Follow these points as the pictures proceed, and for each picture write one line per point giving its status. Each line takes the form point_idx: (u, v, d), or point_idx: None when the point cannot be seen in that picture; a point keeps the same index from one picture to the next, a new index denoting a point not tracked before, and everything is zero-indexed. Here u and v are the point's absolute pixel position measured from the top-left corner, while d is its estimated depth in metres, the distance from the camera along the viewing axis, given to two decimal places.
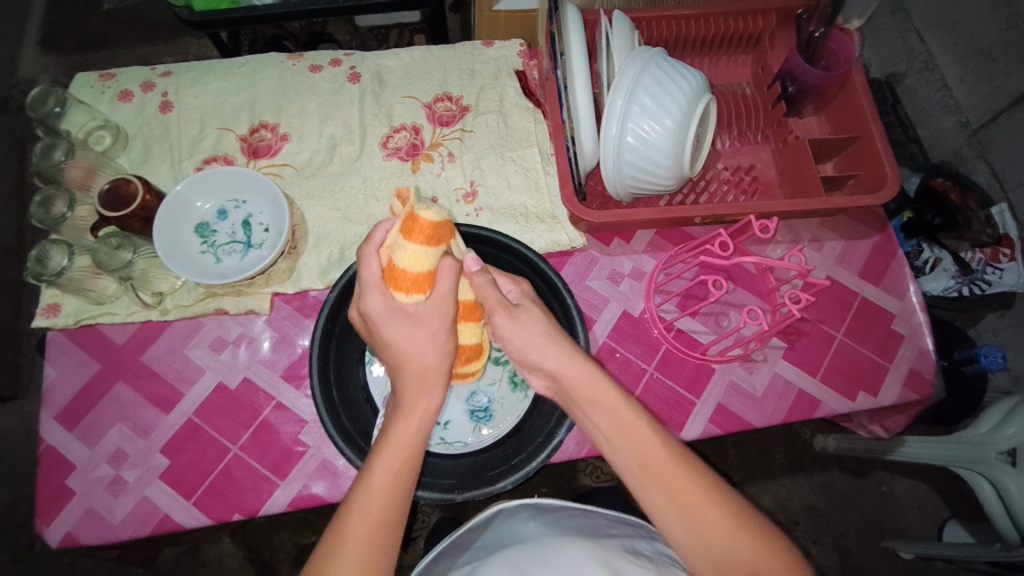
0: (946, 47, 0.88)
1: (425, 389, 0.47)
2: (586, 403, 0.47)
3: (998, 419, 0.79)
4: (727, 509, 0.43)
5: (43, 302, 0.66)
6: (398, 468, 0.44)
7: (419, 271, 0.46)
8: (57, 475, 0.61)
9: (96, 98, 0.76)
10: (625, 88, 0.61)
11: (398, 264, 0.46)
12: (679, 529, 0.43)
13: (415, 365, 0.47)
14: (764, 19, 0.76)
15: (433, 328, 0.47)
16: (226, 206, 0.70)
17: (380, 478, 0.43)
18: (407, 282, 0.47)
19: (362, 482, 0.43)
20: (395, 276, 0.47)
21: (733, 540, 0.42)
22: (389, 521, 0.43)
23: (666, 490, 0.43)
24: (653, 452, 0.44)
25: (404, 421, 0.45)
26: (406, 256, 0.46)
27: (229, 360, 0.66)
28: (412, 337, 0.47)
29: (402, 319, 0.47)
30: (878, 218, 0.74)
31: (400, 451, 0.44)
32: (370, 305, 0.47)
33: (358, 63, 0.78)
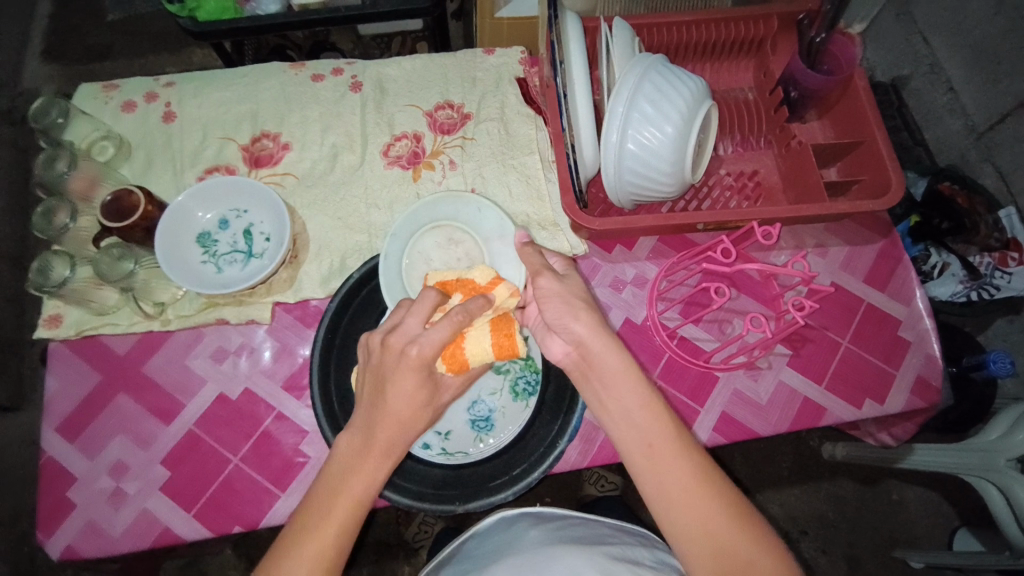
0: (951, 50, 0.87)
1: (393, 451, 0.45)
2: (612, 378, 0.47)
3: (1008, 426, 0.77)
4: (731, 500, 0.43)
5: (45, 313, 0.67)
6: (346, 530, 0.43)
7: (469, 360, 0.52)
8: (57, 487, 0.61)
9: (99, 109, 0.76)
10: (625, 94, 0.61)
11: (467, 352, 0.51)
12: (681, 514, 0.42)
13: (391, 424, 0.45)
14: (766, 23, 0.75)
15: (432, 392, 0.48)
16: (227, 216, 0.70)
17: (330, 541, 0.42)
18: (454, 362, 0.51)
19: (311, 540, 0.41)
20: (458, 357, 0.51)
21: (732, 528, 0.41)
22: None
23: (675, 473, 0.43)
24: (662, 435, 0.44)
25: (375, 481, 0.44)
26: (477, 353, 0.52)
27: (230, 370, 0.66)
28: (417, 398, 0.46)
29: (414, 374, 0.46)
30: (883, 223, 0.73)
31: (353, 513, 0.43)
32: (422, 349, 0.46)
33: (359, 72, 0.78)
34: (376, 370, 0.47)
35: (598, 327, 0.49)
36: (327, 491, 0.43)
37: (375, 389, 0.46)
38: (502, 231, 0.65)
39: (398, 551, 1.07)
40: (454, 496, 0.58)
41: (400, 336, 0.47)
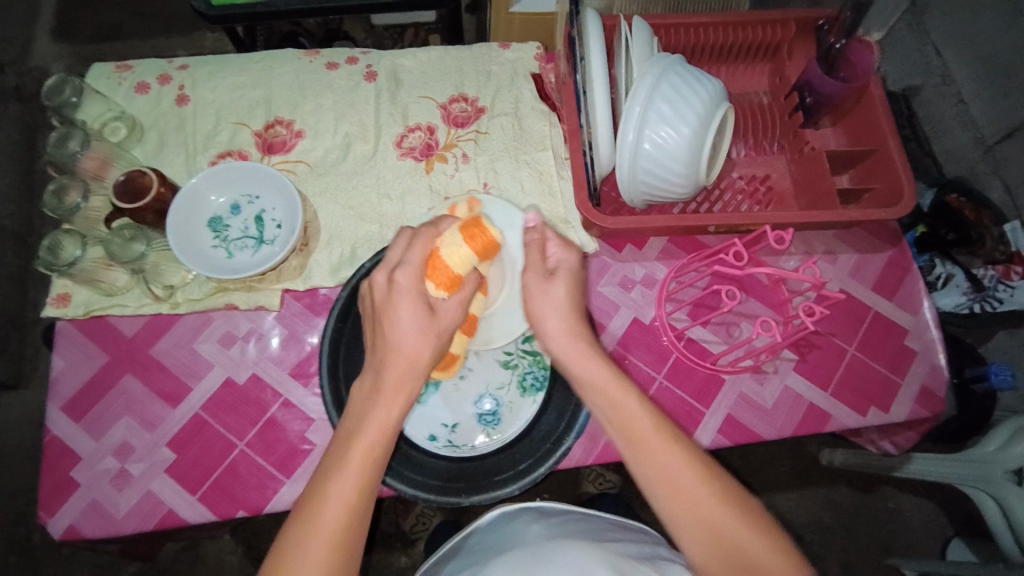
0: (963, 62, 0.88)
1: (407, 386, 0.47)
2: (587, 383, 0.50)
3: (1007, 437, 0.78)
4: (713, 486, 0.44)
5: (53, 293, 0.66)
6: (371, 471, 0.43)
7: (455, 271, 0.51)
8: (62, 466, 0.61)
9: (112, 89, 0.75)
10: (642, 94, 0.61)
11: (444, 257, 0.51)
12: (674, 503, 0.44)
13: (401, 357, 0.47)
14: (784, 28, 0.75)
15: (437, 322, 0.49)
16: (239, 201, 0.69)
17: (353, 479, 0.42)
18: (443, 278, 0.51)
19: (332, 483, 0.42)
20: (435, 265, 0.51)
21: (716, 514, 0.43)
22: (355, 525, 0.42)
23: (655, 464, 0.45)
24: (646, 427, 0.46)
25: (385, 413, 0.45)
26: (454, 254, 0.52)
27: (238, 356, 0.66)
28: (416, 324, 0.48)
29: (407, 303, 0.48)
30: (892, 232, 0.74)
31: (372, 452, 0.44)
32: (404, 275, 0.49)
33: (375, 62, 0.78)
34: (379, 311, 0.49)
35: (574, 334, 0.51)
36: (345, 434, 0.45)
37: (380, 329, 0.48)
38: (511, 221, 0.66)
39: (394, 543, 1.07)
40: (460, 489, 0.57)
41: (382, 269, 0.50)
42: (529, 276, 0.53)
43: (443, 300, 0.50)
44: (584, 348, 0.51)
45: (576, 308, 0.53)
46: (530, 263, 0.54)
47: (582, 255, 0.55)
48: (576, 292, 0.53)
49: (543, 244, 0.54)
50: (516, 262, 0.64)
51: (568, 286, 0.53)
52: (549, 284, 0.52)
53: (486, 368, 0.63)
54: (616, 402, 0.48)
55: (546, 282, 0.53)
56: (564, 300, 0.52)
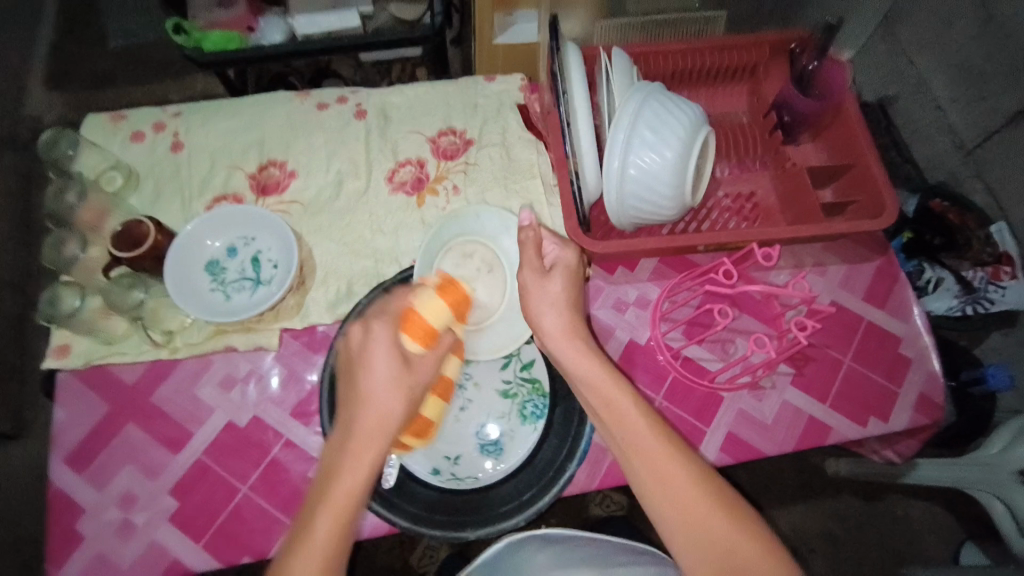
0: (938, 71, 0.90)
1: (375, 443, 0.46)
2: (584, 382, 0.51)
3: (1008, 440, 0.79)
4: (704, 486, 0.44)
5: (53, 344, 0.66)
6: (334, 540, 0.43)
7: (431, 324, 0.52)
8: (65, 520, 0.61)
9: (108, 139, 0.77)
10: (624, 122, 0.63)
11: (419, 312, 0.52)
12: (658, 502, 0.45)
13: (370, 419, 0.47)
14: (758, 50, 0.77)
15: (408, 377, 0.49)
16: (235, 244, 0.70)
17: (317, 551, 0.42)
18: (419, 331, 0.51)
19: (300, 555, 0.42)
20: (410, 319, 0.51)
21: (705, 512, 0.43)
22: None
23: (647, 463, 0.46)
24: (635, 423, 0.48)
25: (353, 469, 0.45)
26: (429, 308, 0.52)
27: (238, 398, 0.66)
28: (385, 386, 0.48)
29: (380, 356, 0.48)
30: (879, 242, 0.75)
31: (343, 508, 0.44)
32: (377, 330, 0.50)
33: (363, 100, 0.80)
34: (353, 364, 0.50)
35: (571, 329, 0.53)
36: (313, 500, 0.45)
37: (354, 387, 0.49)
38: (507, 226, 0.68)
39: None
40: (467, 522, 0.58)
41: (359, 322, 0.51)
42: (526, 273, 0.56)
43: (418, 354, 0.50)
44: (588, 345, 0.53)
45: (574, 304, 0.56)
46: (527, 259, 0.56)
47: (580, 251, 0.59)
48: (574, 286, 0.57)
49: (538, 241, 0.57)
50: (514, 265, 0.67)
51: (564, 280, 0.56)
52: (545, 280, 0.56)
53: (486, 398, 0.64)
54: (611, 403, 0.49)
55: (543, 279, 0.56)
56: (562, 296, 0.55)
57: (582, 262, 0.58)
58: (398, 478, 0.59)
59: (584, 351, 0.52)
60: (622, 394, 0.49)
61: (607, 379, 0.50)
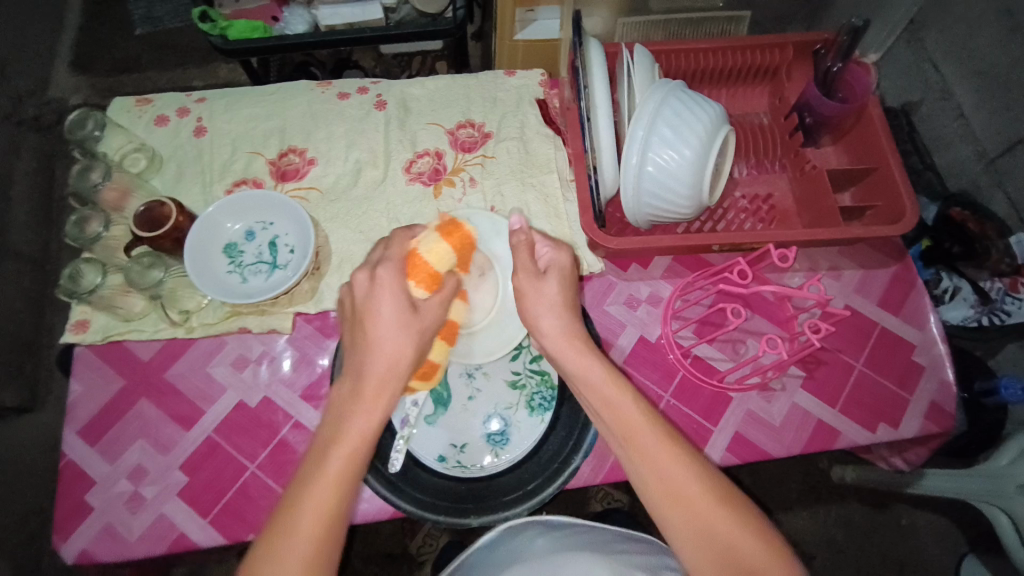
0: (963, 78, 0.89)
1: (387, 387, 0.48)
2: (582, 381, 0.51)
3: (1017, 453, 0.78)
4: (706, 484, 0.45)
5: (73, 318, 0.68)
6: (345, 476, 0.44)
7: (434, 268, 0.54)
8: (77, 490, 0.62)
9: (133, 122, 0.78)
10: (645, 118, 0.63)
11: (422, 255, 0.53)
12: (666, 505, 0.45)
13: (380, 363, 0.48)
14: (781, 51, 0.77)
15: (417, 320, 0.50)
16: (254, 228, 0.71)
17: (328, 486, 0.43)
18: (423, 276, 0.53)
19: (310, 493, 0.43)
20: (414, 264, 0.53)
21: (708, 509, 0.44)
22: (332, 534, 0.43)
23: (648, 460, 0.46)
24: (640, 426, 0.47)
25: (365, 412, 0.47)
26: (432, 252, 0.54)
27: (250, 379, 0.67)
28: (394, 330, 0.49)
29: (388, 301, 0.50)
30: (897, 248, 0.74)
31: (358, 447, 0.45)
32: (384, 273, 0.51)
33: (384, 91, 0.81)
34: (359, 312, 0.51)
35: (569, 330, 0.53)
36: (324, 441, 0.46)
37: (362, 333, 0.50)
38: (497, 229, 0.67)
39: (402, 564, 1.06)
40: (470, 509, 0.58)
41: (364, 267, 0.51)
42: (520, 277, 0.54)
43: (423, 298, 0.52)
44: (584, 346, 0.52)
45: (569, 305, 0.55)
46: (521, 263, 0.55)
47: (572, 253, 0.57)
48: (568, 289, 0.55)
49: (531, 244, 0.55)
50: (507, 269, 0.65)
51: (559, 282, 0.55)
52: (541, 283, 0.54)
53: (493, 388, 0.64)
54: (611, 401, 0.49)
55: (538, 281, 0.54)
56: (557, 297, 0.54)
57: (576, 265, 0.56)
58: (404, 463, 0.60)
59: (582, 355, 0.52)
60: (622, 393, 0.49)
61: (609, 381, 0.50)
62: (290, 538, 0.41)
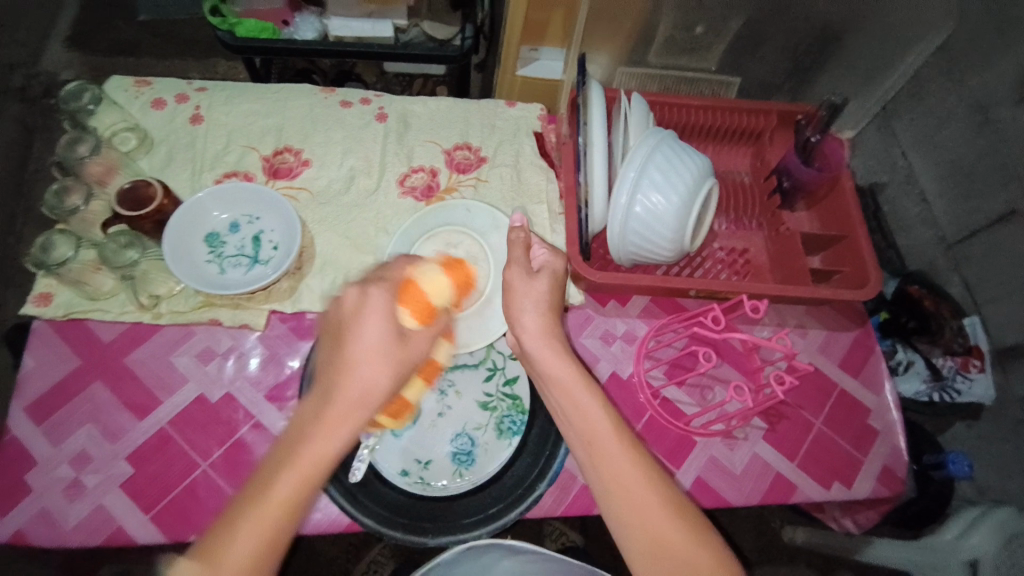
0: (927, 166, 0.96)
1: (355, 417, 0.43)
2: (553, 383, 0.52)
3: (962, 528, 0.81)
4: (667, 499, 0.45)
5: (35, 291, 0.66)
6: (290, 512, 0.39)
7: (430, 300, 0.52)
8: (16, 469, 0.58)
9: (129, 101, 0.78)
10: (637, 161, 0.66)
11: (420, 285, 0.52)
12: (610, 499, 0.46)
13: (354, 391, 0.44)
14: (766, 117, 0.82)
15: (401, 352, 0.47)
16: (239, 220, 0.71)
17: (264, 522, 0.38)
18: (417, 305, 0.50)
19: (247, 522, 0.38)
20: (411, 291, 0.50)
21: (667, 525, 0.44)
22: (260, 574, 0.38)
23: (610, 471, 0.46)
24: (598, 422, 0.48)
25: (326, 442, 0.42)
26: (430, 282, 0.53)
27: (214, 373, 0.65)
28: (373, 361, 0.45)
29: (374, 326, 0.46)
30: (859, 312, 0.78)
31: (310, 481, 0.40)
32: (376, 296, 0.48)
33: (386, 105, 0.82)
34: (341, 331, 0.47)
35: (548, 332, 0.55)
36: (276, 461, 0.41)
37: (338, 353, 0.45)
38: (496, 223, 0.72)
39: None
40: (427, 528, 0.57)
41: (356, 284, 0.49)
42: (514, 271, 0.59)
43: (413, 329, 0.49)
44: (558, 346, 0.54)
45: (554, 307, 0.58)
46: (516, 258, 0.60)
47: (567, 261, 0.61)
48: (556, 290, 0.59)
49: (528, 243, 0.61)
50: (499, 261, 0.70)
51: (549, 282, 0.58)
52: (531, 279, 0.58)
53: (464, 406, 0.64)
54: (579, 405, 0.50)
55: (529, 279, 0.58)
56: (544, 298, 0.57)
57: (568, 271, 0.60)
58: (365, 475, 0.59)
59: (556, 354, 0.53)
60: (590, 398, 0.50)
61: (576, 377, 0.51)
62: (211, 575, 0.37)
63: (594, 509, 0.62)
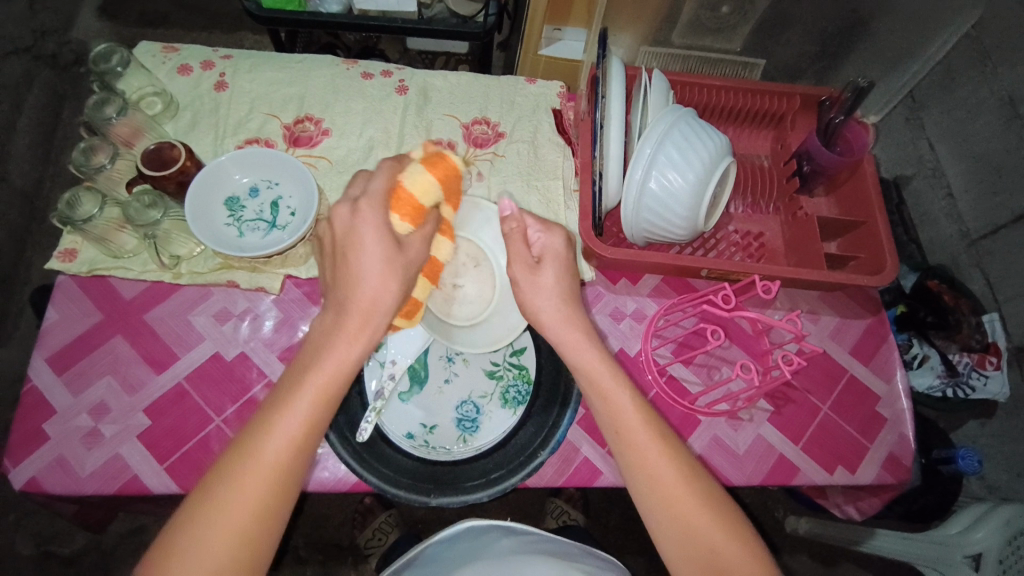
0: (955, 159, 0.93)
1: (370, 323, 0.48)
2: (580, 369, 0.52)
3: (969, 523, 0.80)
4: (694, 487, 0.47)
5: (61, 246, 0.68)
6: (320, 406, 0.45)
7: (419, 200, 0.52)
8: (35, 417, 0.61)
9: (156, 66, 0.79)
10: (654, 137, 0.65)
11: (405, 188, 0.52)
12: (654, 505, 0.47)
13: (365, 300, 0.48)
14: (789, 100, 0.81)
15: (401, 258, 0.50)
16: (259, 185, 0.72)
17: (298, 418, 0.44)
18: (407, 208, 0.51)
19: (281, 416, 0.43)
20: (397, 195, 0.51)
21: (695, 512, 0.46)
22: (297, 463, 0.43)
23: (641, 460, 0.48)
24: (634, 425, 0.49)
25: (345, 346, 0.46)
26: (416, 184, 0.52)
27: (230, 333, 0.67)
28: (380, 269, 0.48)
29: (372, 237, 0.48)
30: (873, 301, 0.77)
31: (332, 381, 0.45)
32: (367, 205, 0.49)
33: (407, 77, 0.83)
34: (341, 245, 0.49)
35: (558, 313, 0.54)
36: (302, 367, 0.46)
37: (343, 266, 0.49)
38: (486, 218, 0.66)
39: (347, 557, 1.06)
40: (429, 489, 0.58)
41: (345, 202, 0.50)
42: (515, 268, 0.55)
43: (406, 234, 0.51)
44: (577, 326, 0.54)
45: (568, 295, 0.55)
46: (516, 252, 0.56)
47: (566, 235, 0.58)
48: (564, 276, 0.56)
49: (525, 234, 0.56)
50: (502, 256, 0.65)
51: (555, 272, 0.55)
52: (537, 274, 0.55)
53: (470, 375, 0.65)
54: (605, 398, 0.51)
55: (533, 274, 0.55)
56: (553, 288, 0.55)
57: (572, 251, 0.57)
58: (372, 436, 0.60)
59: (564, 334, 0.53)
60: (617, 389, 0.50)
61: (605, 372, 0.51)
62: (259, 456, 0.42)
63: (595, 480, 0.63)
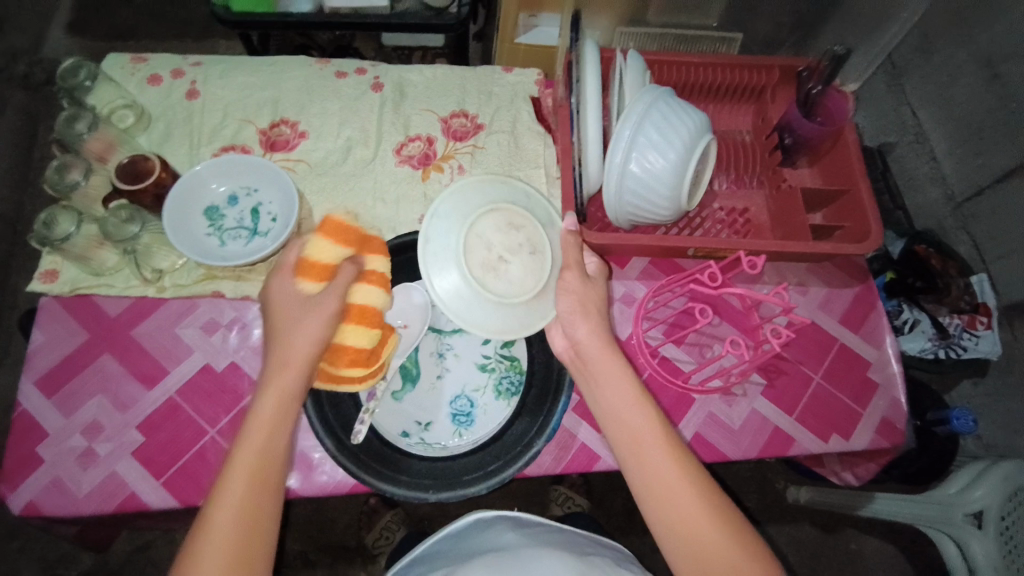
0: (937, 123, 0.93)
1: (290, 371, 0.50)
2: (600, 377, 0.54)
3: (967, 481, 0.80)
4: (704, 497, 0.47)
5: (42, 267, 0.67)
6: (261, 455, 0.47)
7: (319, 264, 0.54)
8: (28, 441, 0.60)
9: (124, 78, 0.78)
10: (632, 119, 0.64)
11: (307, 255, 0.54)
12: (659, 508, 0.48)
13: (286, 354, 0.51)
14: (768, 74, 0.81)
15: (313, 314, 0.52)
16: (237, 192, 0.71)
17: (245, 467, 0.47)
18: (311, 272, 0.54)
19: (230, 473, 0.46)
20: (301, 265, 0.54)
21: (704, 521, 0.47)
22: (257, 506, 0.46)
23: (651, 469, 0.49)
24: (647, 432, 0.50)
25: (267, 396, 0.50)
26: (313, 248, 0.54)
27: (219, 344, 0.66)
28: (295, 329, 0.51)
29: (285, 305, 0.53)
30: (861, 269, 0.77)
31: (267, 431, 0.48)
32: (279, 283, 0.54)
33: (382, 74, 0.82)
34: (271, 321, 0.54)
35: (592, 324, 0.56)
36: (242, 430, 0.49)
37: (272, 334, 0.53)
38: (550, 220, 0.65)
39: (356, 557, 1.07)
40: (428, 485, 0.59)
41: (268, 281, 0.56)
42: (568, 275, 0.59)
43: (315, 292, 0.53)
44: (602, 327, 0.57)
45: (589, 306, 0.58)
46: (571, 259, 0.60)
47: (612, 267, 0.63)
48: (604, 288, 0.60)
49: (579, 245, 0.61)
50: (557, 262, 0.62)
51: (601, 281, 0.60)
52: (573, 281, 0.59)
53: (463, 369, 0.65)
54: (621, 405, 0.52)
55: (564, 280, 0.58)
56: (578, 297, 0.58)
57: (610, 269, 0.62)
58: (367, 436, 0.60)
59: (591, 327, 0.56)
60: (633, 398, 0.52)
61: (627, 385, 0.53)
62: (216, 511, 0.45)
63: (593, 466, 0.64)
